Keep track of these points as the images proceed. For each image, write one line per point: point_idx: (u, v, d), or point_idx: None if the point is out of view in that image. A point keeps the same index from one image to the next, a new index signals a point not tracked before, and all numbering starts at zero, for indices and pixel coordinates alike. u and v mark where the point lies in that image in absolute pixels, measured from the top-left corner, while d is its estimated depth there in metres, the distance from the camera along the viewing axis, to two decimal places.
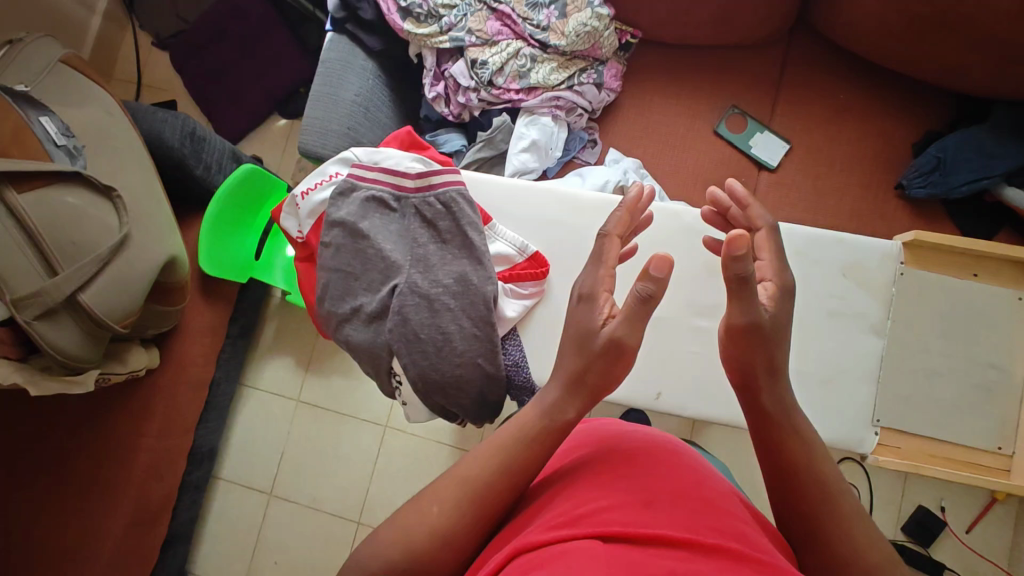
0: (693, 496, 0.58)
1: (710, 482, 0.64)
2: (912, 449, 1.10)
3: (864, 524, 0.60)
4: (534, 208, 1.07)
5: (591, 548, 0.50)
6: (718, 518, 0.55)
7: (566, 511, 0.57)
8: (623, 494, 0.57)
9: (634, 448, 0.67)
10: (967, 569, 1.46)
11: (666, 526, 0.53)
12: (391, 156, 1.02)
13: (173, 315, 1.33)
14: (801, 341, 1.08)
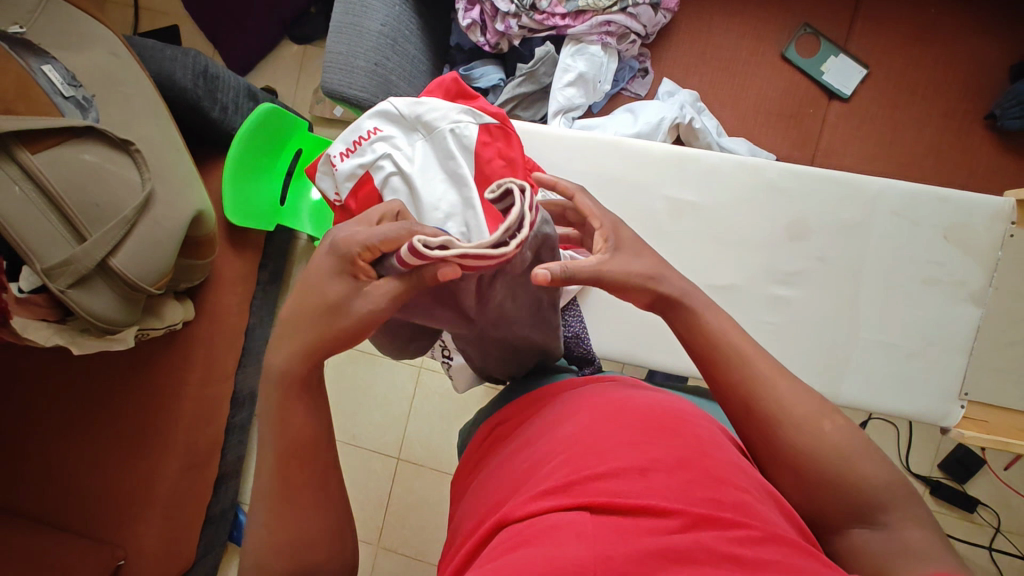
0: (698, 458, 0.52)
1: (721, 439, 0.57)
2: (1001, 424, 0.85)
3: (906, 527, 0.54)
4: (594, 164, 0.84)
5: (579, 526, 0.45)
6: (723, 489, 0.49)
7: (556, 471, 0.51)
8: (618, 456, 0.52)
9: (638, 400, 0.60)
10: (998, 501, 1.58)
11: (663, 498, 0.47)
12: (435, 109, 0.74)
13: (204, 267, 1.28)
14: (880, 309, 0.84)
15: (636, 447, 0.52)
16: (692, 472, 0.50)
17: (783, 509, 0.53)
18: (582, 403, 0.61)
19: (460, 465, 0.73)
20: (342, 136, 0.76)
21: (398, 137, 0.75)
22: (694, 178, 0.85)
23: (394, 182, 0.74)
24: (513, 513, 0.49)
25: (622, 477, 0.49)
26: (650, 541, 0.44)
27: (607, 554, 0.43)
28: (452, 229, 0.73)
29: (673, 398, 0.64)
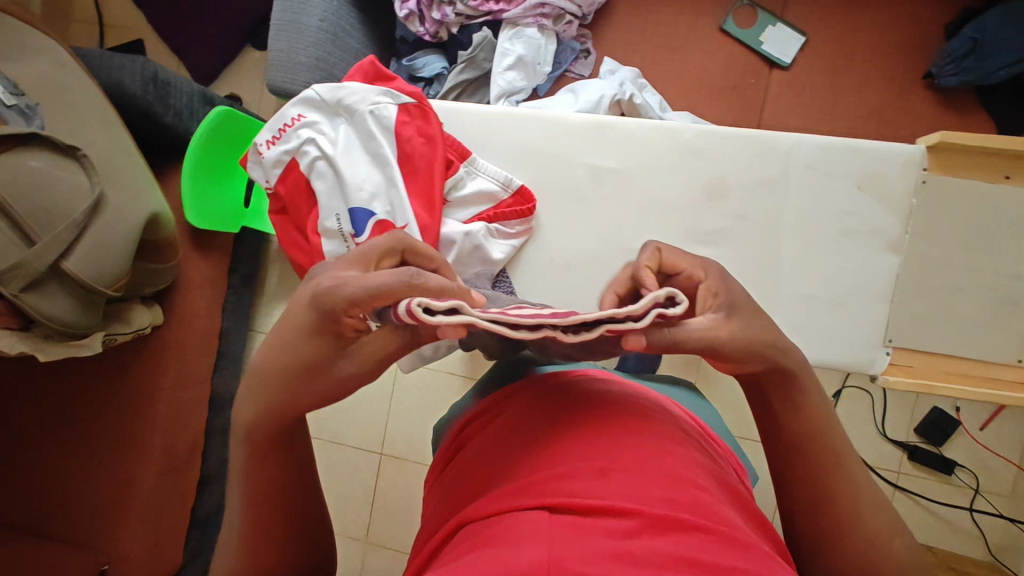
0: (662, 455, 0.48)
1: (688, 439, 0.54)
2: (926, 366, 0.84)
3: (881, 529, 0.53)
4: (513, 138, 0.82)
5: (535, 526, 0.41)
6: (687, 486, 0.45)
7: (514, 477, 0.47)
8: (579, 457, 0.48)
9: (601, 398, 0.57)
10: (976, 463, 1.57)
11: (623, 496, 0.44)
12: (356, 92, 0.76)
13: (169, 271, 1.31)
14: (801, 264, 0.81)
15: (597, 447, 0.49)
16: (657, 471, 0.46)
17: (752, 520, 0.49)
18: (545, 405, 0.58)
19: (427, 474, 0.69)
20: (267, 125, 0.78)
21: (321, 122, 0.77)
22: (613, 145, 0.81)
23: (320, 167, 0.76)
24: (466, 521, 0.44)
25: (582, 480, 0.45)
26: (611, 541, 0.39)
27: (565, 553, 0.38)
28: (378, 209, 0.76)
29: (640, 397, 0.61)
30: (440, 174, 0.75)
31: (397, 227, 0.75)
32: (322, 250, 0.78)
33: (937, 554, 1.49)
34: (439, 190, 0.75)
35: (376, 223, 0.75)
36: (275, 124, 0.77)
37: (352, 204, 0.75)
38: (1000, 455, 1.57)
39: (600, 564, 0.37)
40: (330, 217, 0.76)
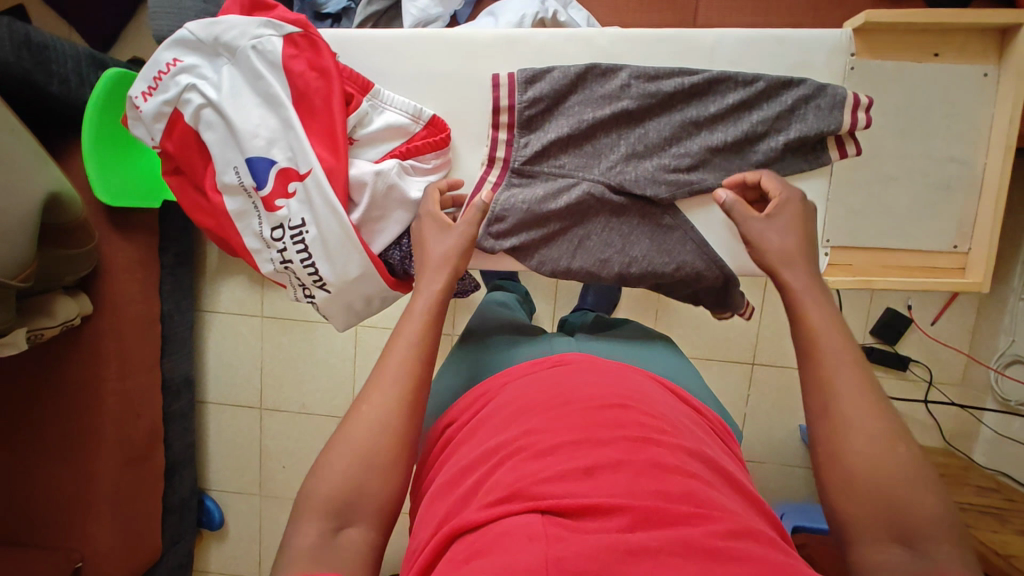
0: (646, 449, 0.50)
1: (669, 423, 0.56)
2: (866, 262, 0.75)
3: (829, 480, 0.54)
4: (418, 66, 0.76)
5: (531, 529, 0.43)
6: (673, 477, 0.47)
7: (500, 480, 0.49)
8: (563, 456, 0.49)
9: (582, 391, 0.58)
10: (930, 357, 1.60)
11: (609, 496, 0.46)
12: (230, 26, 0.68)
13: (86, 256, 1.22)
14: None
15: (581, 446, 0.50)
16: (641, 464, 0.48)
17: (733, 484, 0.53)
18: (526, 401, 0.59)
19: (414, 475, 0.69)
20: (140, 74, 0.69)
21: (201, 65, 0.69)
22: (526, 63, 0.75)
23: (208, 116, 0.69)
24: (464, 522, 0.47)
25: (570, 480, 0.47)
26: (603, 539, 0.41)
27: (561, 558, 0.40)
28: (278, 156, 0.69)
29: (619, 380, 0.62)
30: (339, 110, 0.69)
31: (301, 174, 0.69)
32: (227, 208, 0.72)
33: None
34: (341, 128, 0.69)
35: (278, 171, 0.69)
36: (149, 72, 0.69)
37: (249, 153, 0.68)
38: (951, 346, 1.59)
39: (599, 566, 0.40)
40: (228, 171, 0.70)
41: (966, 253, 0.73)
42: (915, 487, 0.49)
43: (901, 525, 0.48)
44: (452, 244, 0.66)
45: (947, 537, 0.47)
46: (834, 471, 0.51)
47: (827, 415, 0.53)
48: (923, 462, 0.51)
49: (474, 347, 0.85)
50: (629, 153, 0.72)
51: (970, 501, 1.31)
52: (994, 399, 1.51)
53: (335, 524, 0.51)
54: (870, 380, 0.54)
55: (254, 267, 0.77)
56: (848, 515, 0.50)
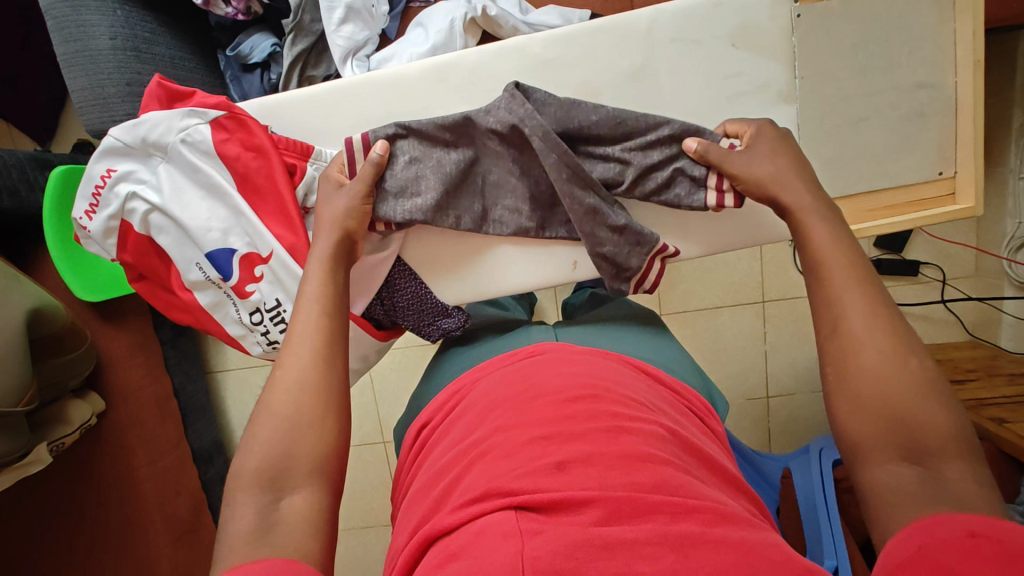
0: (616, 441, 0.50)
1: (642, 410, 0.56)
2: (852, 210, 0.72)
3: (859, 360, 0.50)
4: (354, 116, 0.73)
5: (504, 527, 0.43)
6: (646, 466, 0.47)
7: (476, 481, 0.48)
8: (534, 454, 0.49)
9: (552, 385, 0.57)
10: (939, 256, 1.57)
11: (582, 488, 0.45)
12: (153, 126, 0.65)
13: (85, 356, 1.22)
14: None
15: (552, 442, 0.50)
16: (616, 456, 0.48)
17: (710, 465, 0.55)
18: (498, 401, 0.59)
19: (397, 479, 0.71)
20: (78, 193, 0.67)
21: (137, 171, 0.67)
22: (463, 87, 0.72)
23: (157, 220, 0.67)
24: (438, 527, 0.46)
25: (543, 475, 0.47)
26: (577, 533, 0.41)
27: (536, 553, 0.40)
28: (237, 244, 0.67)
29: (589, 370, 0.62)
30: (285, 183, 0.66)
31: (264, 256, 0.67)
32: (201, 304, 0.71)
33: (923, 351, 1.55)
34: (290, 202, 0.66)
35: (241, 258, 0.68)
36: (88, 190, 0.67)
37: (208, 249, 0.67)
38: (958, 241, 1.56)
39: (572, 560, 0.40)
40: (192, 268, 0.69)
41: (955, 176, 0.70)
42: (917, 406, 0.47)
43: (908, 442, 0.46)
44: (345, 206, 0.64)
45: (961, 456, 0.45)
46: (843, 391, 0.50)
47: (836, 334, 0.52)
48: (934, 380, 0.48)
49: (461, 350, 0.83)
50: (471, 165, 0.71)
51: (1006, 393, 1.30)
52: (1011, 284, 1.50)
53: (273, 493, 0.48)
54: (873, 293, 0.53)
55: (243, 350, 0.76)
56: (855, 435, 0.49)
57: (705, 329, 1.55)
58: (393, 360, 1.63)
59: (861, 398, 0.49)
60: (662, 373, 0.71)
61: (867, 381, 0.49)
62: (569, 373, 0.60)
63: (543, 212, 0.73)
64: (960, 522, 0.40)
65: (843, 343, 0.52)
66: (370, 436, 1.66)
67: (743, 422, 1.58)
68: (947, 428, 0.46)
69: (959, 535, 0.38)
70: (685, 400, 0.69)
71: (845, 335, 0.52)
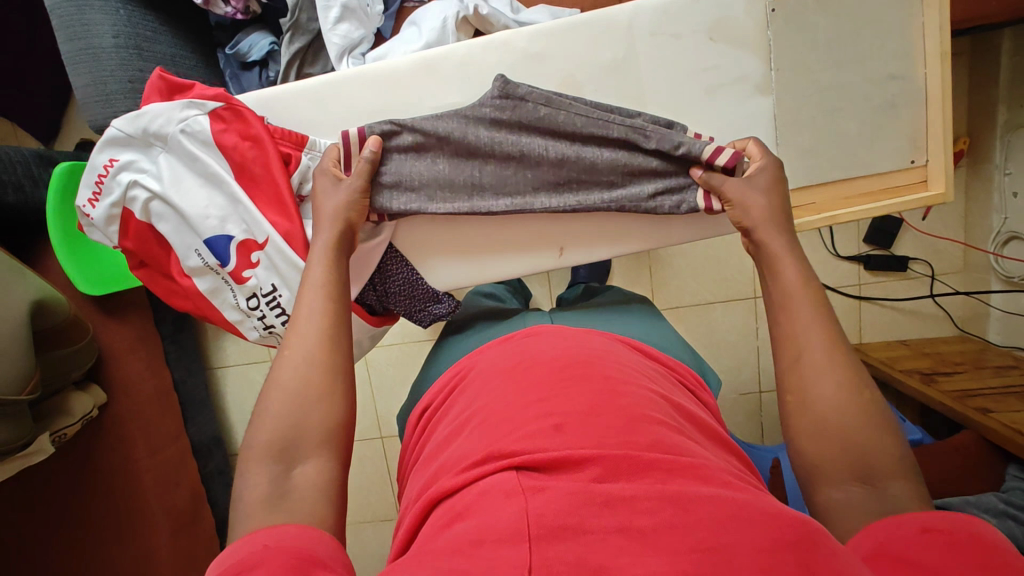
0: (613, 406, 0.52)
1: (632, 379, 0.58)
2: (828, 197, 0.75)
3: (809, 375, 0.54)
4: (346, 108, 0.76)
5: (507, 486, 0.44)
6: (641, 429, 0.50)
7: (480, 445, 0.51)
8: (531, 421, 0.51)
9: (544, 359, 0.60)
10: (928, 251, 1.59)
11: (579, 448, 0.47)
12: (154, 116, 0.67)
13: (87, 349, 1.25)
14: None
15: (547, 407, 0.52)
16: (612, 420, 0.50)
17: (700, 427, 0.57)
18: (495, 374, 0.61)
19: (403, 458, 0.73)
20: (82, 181, 0.69)
21: (139, 160, 0.69)
22: (452, 80, 0.75)
23: (157, 208, 0.70)
24: (443, 490, 0.49)
25: (541, 438, 0.49)
26: (578, 490, 0.43)
27: (541, 511, 0.41)
28: (235, 231, 0.70)
29: (581, 346, 0.63)
30: (280, 172, 0.69)
31: (261, 242, 0.70)
32: (200, 289, 0.74)
33: (912, 345, 1.57)
34: (286, 189, 0.69)
35: (238, 245, 0.70)
36: (92, 177, 0.69)
37: (205, 235, 0.70)
38: (946, 237, 1.58)
39: (575, 514, 0.41)
40: (191, 255, 0.71)
41: (926, 166, 0.73)
42: (867, 428, 0.51)
43: (861, 463, 0.49)
44: (345, 198, 0.67)
45: (904, 474, 0.49)
46: (803, 418, 0.53)
47: (796, 364, 0.55)
48: (877, 404, 0.52)
49: (458, 337, 0.86)
50: (468, 153, 0.74)
51: (992, 385, 1.32)
52: (998, 279, 1.52)
53: (284, 463, 0.51)
54: (823, 305, 0.56)
55: (240, 335, 0.78)
56: (813, 457, 0.52)
57: (698, 323, 1.57)
58: (389, 356, 1.65)
59: (823, 418, 0.52)
60: (651, 349, 0.73)
61: (831, 409, 0.52)
62: (563, 348, 0.63)
63: (534, 197, 0.75)
64: (915, 520, 0.44)
65: (802, 356, 0.55)
66: (368, 431, 1.68)
67: (735, 415, 1.60)
68: (892, 456, 0.50)
69: (914, 531, 0.42)
70: (676, 374, 0.71)
71: (797, 352, 0.55)
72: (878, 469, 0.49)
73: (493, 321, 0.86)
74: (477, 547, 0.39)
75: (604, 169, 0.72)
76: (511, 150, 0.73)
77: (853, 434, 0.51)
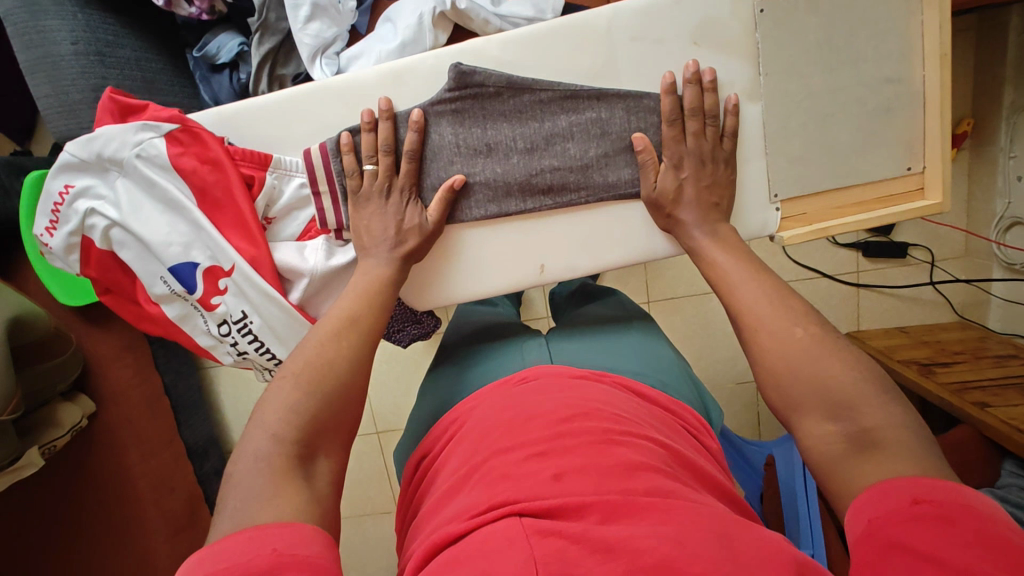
0: (610, 450, 0.50)
1: (633, 426, 0.56)
2: (824, 208, 0.72)
3: (767, 338, 0.57)
4: (313, 124, 0.72)
5: (509, 532, 0.43)
6: (638, 473, 0.48)
7: (478, 495, 0.49)
8: (530, 469, 0.49)
9: (546, 404, 0.58)
10: (928, 237, 1.55)
11: (579, 495, 0.46)
12: (106, 140, 0.64)
13: (72, 360, 1.23)
14: None
15: (544, 457, 0.50)
16: (608, 464, 0.49)
17: (692, 466, 0.55)
18: (488, 426, 0.58)
19: (400, 504, 0.71)
20: (38, 209, 0.67)
21: (96, 186, 0.66)
22: (422, 92, 0.70)
23: (117, 236, 0.67)
24: (440, 544, 0.46)
25: (538, 486, 0.47)
26: (581, 539, 0.42)
27: (547, 558, 0.40)
28: (200, 258, 0.67)
29: (578, 389, 0.62)
30: (242, 197, 0.67)
31: (227, 269, 0.67)
32: (169, 316, 0.71)
33: (911, 334, 1.54)
34: (251, 214, 0.67)
35: (204, 272, 0.68)
36: (47, 206, 0.67)
37: (169, 263, 0.67)
38: (947, 223, 1.54)
39: (579, 563, 0.40)
40: (157, 282, 0.69)
41: (923, 172, 0.70)
42: (822, 355, 0.54)
43: (830, 399, 0.51)
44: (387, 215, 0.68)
45: (879, 401, 0.50)
46: (768, 378, 0.56)
47: (749, 328, 0.59)
48: (828, 336, 0.55)
49: (453, 365, 0.84)
50: (433, 151, 0.71)
51: (991, 375, 1.30)
52: (1000, 265, 1.49)
53: (300, 470, 0.49)
54: (770, 280, 0.61)
55: (216, 359, 0.77)
56: (791, 404, 0.54)
57: (694, 315, 1.54)
58: (381, 354, 1.62)
59: (789, 368, 0.54)
60: (657, 394, 0.70)
61: (795, 358, 0.54)
62: (556, 395, 0.60)
63: (508, 189, 0.72)
64: (902, 489, 0.43)
65: (751, 330, 0.59)
66: (363, 429, 1.67)
67: (731, 407, 1.59)
68: (859, 387, 0.51)
69: (906, 504, 0.42)
70: (678, 417, 0.69)
71: (749, 326, 0.59)
72: (851, 406, 0.50)
73: (490, 343, 0.85)
74: None
75: (575, 151, 0.71)
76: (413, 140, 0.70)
77: (820, 373, 0.53)
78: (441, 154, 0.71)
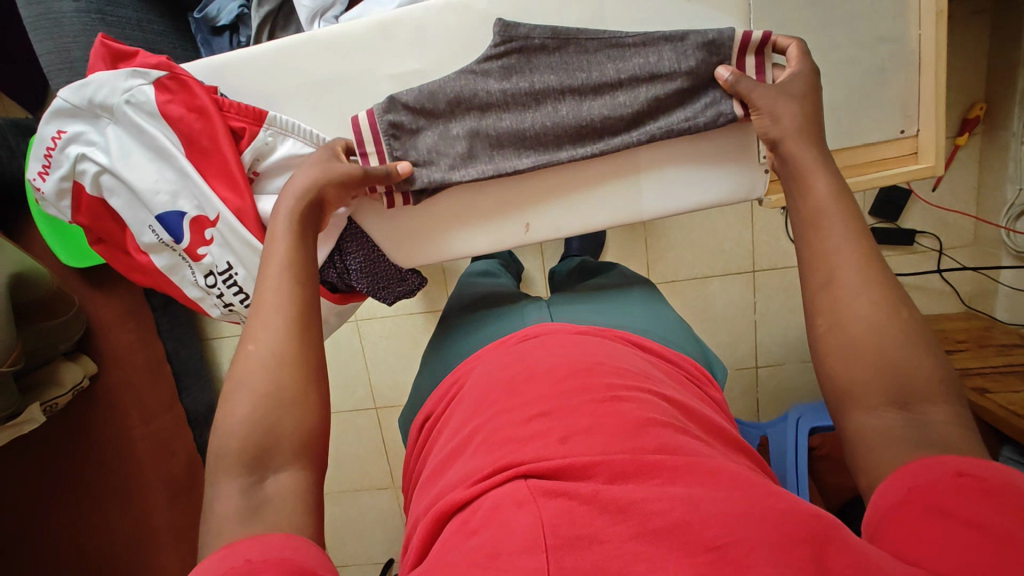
0: (616, 407, 0.49)
1: (639, 380, 0.56)
2: None
3: (852, 305, 0.49)
4: (300, 75, 0.75)
5: (517, 494, 0.42)
6: (648, 430, 0.47)
7: (482, 459, 0.48)
8: (535, 430, 0.48)
9: (550, 360, 0.57)
10: (937, 224, 1.52)
11: (588, 454, 0.45)
12: (95, 86, 0.65)
13: (73, 320, 1.25)
14: None
15: (549, 418, 0.49)
16: (618, 422, 0.47)
17: (691, 417, 0.55)
18: (491, 384, 0.57)
19: (405, 466, 0.71)
20: (31, 155, 0.68)
21: (86, 132, 0.67)
22: (408, 45, 0.73)
23: (108, 182, 0.68)
24: (450, 508, 0.45)
25: (546, 447, 0.46)
26: (592, 500, 0.41)
27: (556, 517, 0.40)
28: (186, 207, 0.68)
29: (583, 346, 0.61)
30: (229, 147, 0.67)
31: (213, 219, 0.68)
32: (157, 266, 0.72)
33: None
34: (236, 165, 0.67)
35: (191, 221, 0.68)
36: (39, 151, 0.68)
37: (157, 211, 0.68)
38: (956, 209, 1.51)
39: (590, 523, 0.39)
40: (146, 231, 0.70)
41: (917, 135, 0.72)
42: (902, 341, 0.47)
43: (898, 389, 0.46)
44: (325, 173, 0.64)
45: (948, 403, 0.45)
46: (837, 340, 0.49)
47: (830, 285, 0.51)
48: (918, 325, 0.48)
49: (453, 330, 0.84)
50: (455, 103, 0.73)
51: (994, 364, 1.27)
52: (1009, 254, 1.46)
53: (257, 472, 0.47)
54: (865, 241, 0.52)
55: (206, 312, 0.78)
56: (848, 381, 0.48)
57: (695, 297, 1.53)
58: (381, 329, 1.63)
59: (869, 346, 0.47)
60: (655, 345, 0.70)
61: (874, 336, 0.48)
62: (563, 349, 0.59)
63: (519, 144, 0.74)
64: (946, 463, 0.40)
65: (837, 288, 0.50)
66: (361, 403, 1.68)
67: (731, 391, 1.58)
68: (938, 389, 0.45)
69: (947, 475, 0.38)
70: (685, 372, 0.69)
71: (836, 284, 0.51)
72: (922, 404, 0.45)
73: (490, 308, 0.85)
74: (493, 562, 0.37)
75: (590, 108, 0.72)
76: (437, 92, 0.72)
77: (901, 358, 0.46)
78: (462, 108, 0.73)
